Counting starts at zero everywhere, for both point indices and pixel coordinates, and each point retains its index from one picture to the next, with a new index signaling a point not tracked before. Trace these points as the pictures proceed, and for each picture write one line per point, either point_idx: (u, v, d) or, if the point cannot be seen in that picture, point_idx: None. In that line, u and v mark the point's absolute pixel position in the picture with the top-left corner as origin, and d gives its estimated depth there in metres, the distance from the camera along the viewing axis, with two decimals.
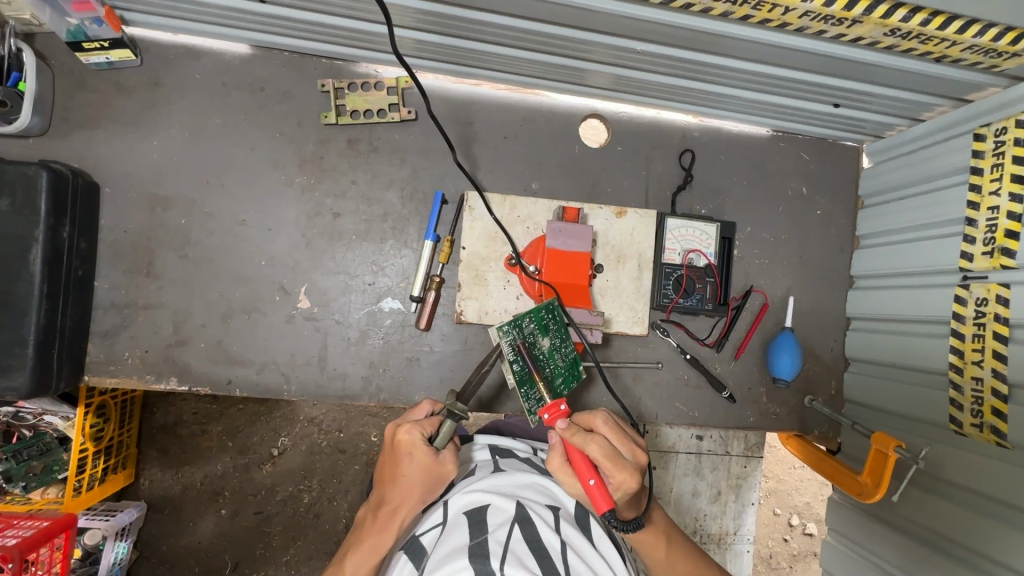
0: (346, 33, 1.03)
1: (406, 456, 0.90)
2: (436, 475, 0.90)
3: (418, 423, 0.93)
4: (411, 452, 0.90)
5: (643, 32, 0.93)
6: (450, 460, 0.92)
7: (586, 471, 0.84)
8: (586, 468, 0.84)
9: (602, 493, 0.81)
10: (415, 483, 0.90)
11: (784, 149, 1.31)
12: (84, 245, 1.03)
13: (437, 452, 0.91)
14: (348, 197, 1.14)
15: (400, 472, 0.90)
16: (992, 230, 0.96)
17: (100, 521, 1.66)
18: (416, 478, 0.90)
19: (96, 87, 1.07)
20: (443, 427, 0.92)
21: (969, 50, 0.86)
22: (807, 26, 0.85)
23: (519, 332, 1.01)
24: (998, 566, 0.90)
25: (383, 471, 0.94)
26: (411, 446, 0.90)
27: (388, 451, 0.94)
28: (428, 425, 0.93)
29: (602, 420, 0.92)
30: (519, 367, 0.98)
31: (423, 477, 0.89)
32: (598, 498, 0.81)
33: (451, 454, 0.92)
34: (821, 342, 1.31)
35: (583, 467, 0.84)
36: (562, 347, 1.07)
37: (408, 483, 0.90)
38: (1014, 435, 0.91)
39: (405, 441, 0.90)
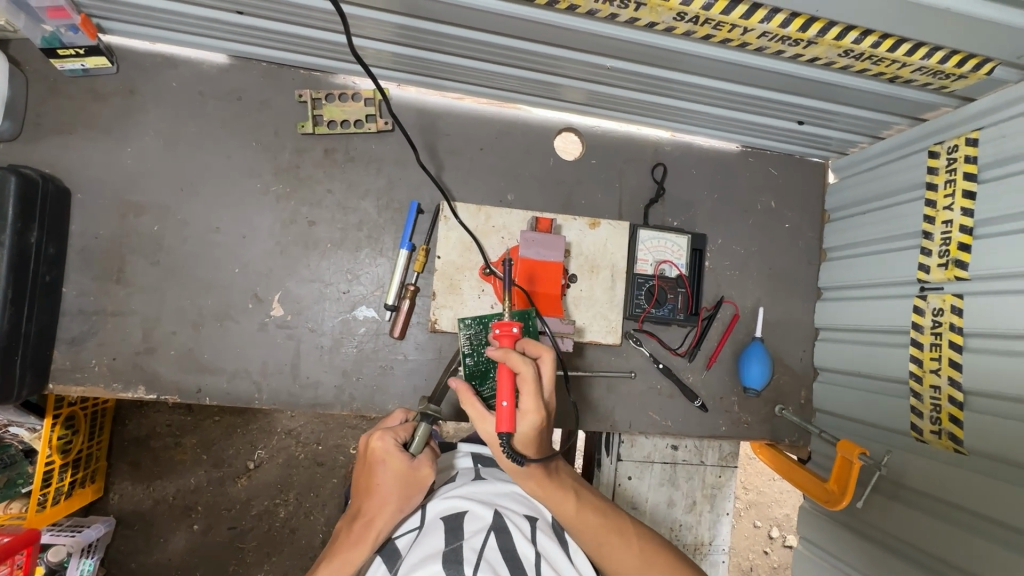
0: (322, 46, 1.04)
1: (380, 464, 0.88)
2: (412, 480, 0.88)
3: (391, 430, 0.92)
4: (385, 459, 0.88)
5: (611, 49, 0.96)
6: (425, 464, 0.90)
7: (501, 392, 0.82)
8: (508, 389, 0.82)
9: (506, 418, 0.81)
10: (391, 491, 0.87)
11: (753, 164, 1.35)
12: (53, 251, 1.02)
13: (413, 458, 0.90)
14: (324, 206, 1.15)
15: (375, 481, 0.88)
16: (947, 243, 1.00)
17: (64, 537, 1.60)
18: (392, 485, 0.87)
19: (71, 93, 1.07)
20: (417, 430, 0.92)
21: (919, 71, 0.91)
22: (765, 46, 0.89)
23: (483, 330, 1.03)
24: (957, 571, 0.92)
25: (357, 485, 0.91)
26: (385, 452, 0.89)
27: (361, 463, 0.92)
28: (401, 431, 0.93)
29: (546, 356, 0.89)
30: (473, 360, 1.02)
31: (397, 483, 0.87)
32: (503, 420, 0.81)
33: (427, 459, 0.91)
34: (790, 352, 1.34)
35: (504, 387, 0.82)
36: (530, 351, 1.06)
37: (384, 492, 0.87)
38: (970, 441, 0.94)
39: (379, 448, 0.89)
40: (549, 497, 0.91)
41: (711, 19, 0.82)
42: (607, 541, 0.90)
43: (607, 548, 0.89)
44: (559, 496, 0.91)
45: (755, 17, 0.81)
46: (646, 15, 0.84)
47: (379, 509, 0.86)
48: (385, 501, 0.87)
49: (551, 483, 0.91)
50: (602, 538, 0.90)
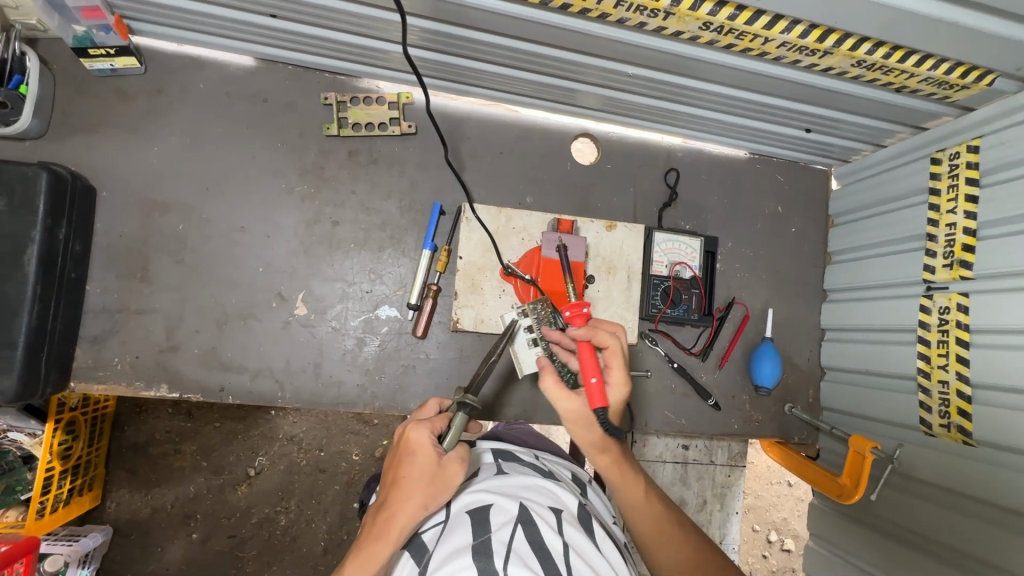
0: (351, 49, 1.07)
1: (411, 456, 0.89)
2: (439, 477, 0.87)
3: (427, 423, 0.93)
4: (417, 451, 0.89)
5: (635, 57, 1.00)
6: (455, 461, 0.89)
7: (589, 370, 0.91)
8: (592, 367, 0.91)
9: (600, 393, 0.89)
10: (417, 483, 0.86)
11: (760, 171, 1.40)
12: (78, 248, 1.02)
13: (443, 454, 0.90)
14: (347, 206, 1.17)
15: (404, 473, 0.88)
16: (951, 244, 1.05)
17: (62, 546, 1.55)
18: (420, 479, 0.86)
19: (98, 92, 1.08)
20: (453, 422, 0.93)
21: (925, 81, 0.96)
22: (783, 56, 0.94)
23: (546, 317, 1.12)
24: (969, 559, 0.95)
25: (386, 478, 0.91)
26: (416, 444, 0.89)
27: (393, 456, 0.92)
28: (435, 425, 0.93)
29: (614, 344, 0.96)
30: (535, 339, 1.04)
31: (425, 478, 0.86)
32: (593, 395, 0.89)
33: (456, 456, 0.90)
34: (798, 352, 1.38)
35: (590, 364, 0.91)
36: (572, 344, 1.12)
37: (411, 483, 0.86)
38: (978, 433, 0.98)
39: (411, 440, 0.89)
40: (615, 481, 0.98)
41: (735, 29, 0.87)
42: (658, 534, 0.96)
43: (657, 540, 0.95)
44: (626, 484, 0.98)
45: (776, 28, 0.86)
46: (673, 24, 0.88)
47: (402, 500, 0.85)
48: (410, 495, 0.85)
49: (622, 470, 0.98)
50: (655, 530, 0.96)
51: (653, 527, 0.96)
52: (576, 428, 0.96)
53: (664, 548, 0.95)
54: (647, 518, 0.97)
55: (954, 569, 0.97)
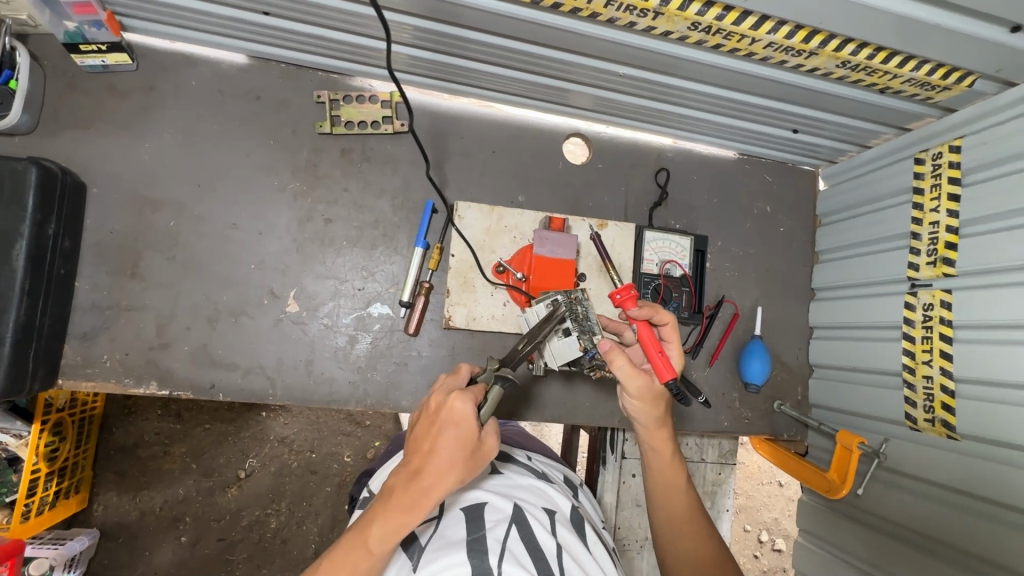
0: (344, 47, 1.07)
1: (454, 427, 0.77)
2: (479, 453, 0.78)
3: (469, 392, 0.81)
4: (461, 423, 0.77)
5: (624, 56, 1.02)
6: (492, 437, 0.81)
7: (656, 343, 0.90)
8: (655, 342, 0.90)
9: (667, 363, 0.88)
10: (459, 456, 0.76)
11: (749, 171, 1.42)
12: (67, 245, 1.01)
13: (482, 429, 0.81)
14: (340, 204, 1.17)
15: (443, 445, 0.76)
16: (934, 243, 1.07)
17: (47, 550, 1.53)
18: (463, 454, 0.76)
19: (89, 89, 1.08)
20: (490, 394, 0.83)
21: (908, 83, 0.98)
22: (770, 56, 0.95)
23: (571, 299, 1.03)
24: (954, 551, 0.97)
25: (413, 444, 0.78)
26: (464, 413, 0.78)
27: (422, 419, 0.80)
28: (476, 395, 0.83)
29: (672, 320, 0.99)
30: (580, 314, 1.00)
31: (466, 453, 0.76)
32: (664, 367, 0.88)
33: (492, 432, 0.82)
34: (786, 350, 1.39)
35: (654, 340, 0.90)
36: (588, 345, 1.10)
37: (452, 455, 0.75)
38: (962, 427, 1.00)
39: (459, 409, 0.78)
40: (660, 464, 0.99)
41: (723, 29, 0.88)
42: (681, 524, 0.98)
43: (676, 534, 0.98)
44: (669, 470, 0.99)
45: (763, 28, 0.88)
46: (662, 24, 0.89)
47: (442, 472, 0.74)
48: (449, 469, 0.75)
49: (673, 457, 0.99)
50: (679, 525, 0.98)
51: (678, 516, 0.98)
52: (642, 405, 0.95)
53: (681, 537, 0.98)
54: (676, 507, 0.98)
55: (940, 562, 0.99)
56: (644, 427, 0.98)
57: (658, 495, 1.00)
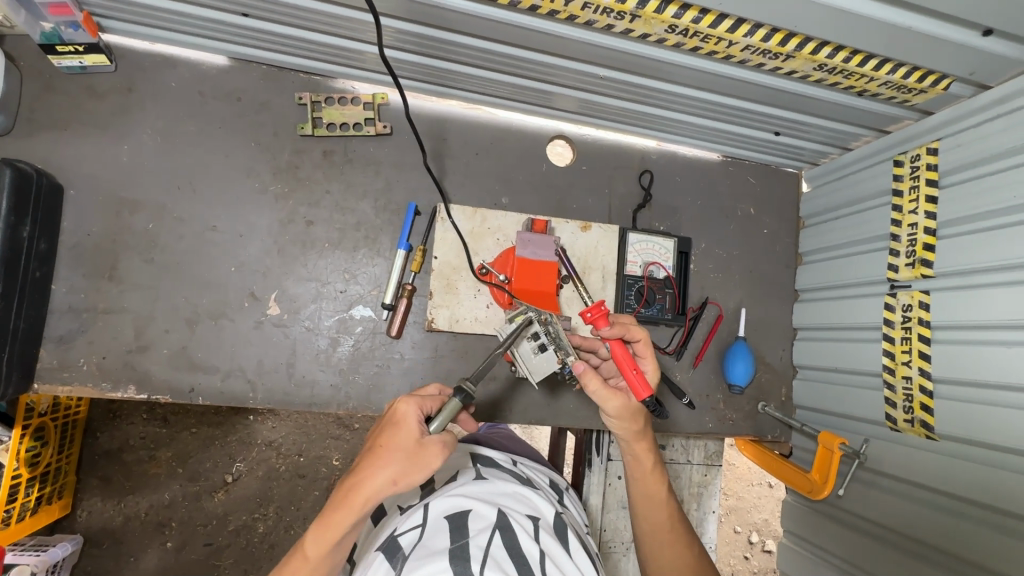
0: (325, 49, 1.07)
1: (392, 427, 0.80)
2: (414, 454, 0.77)
3: (419, 398, 0.85)
4: (398, 423, 0.80)
5: (603, 59, 1.02)
6: (435, 443, 0.80)
7: (631, 360, 0.90)
8: (630, 359, 0.90)
9: (643, 381, 0.88)
10: (390, 455, 0.77)
11: (733, 173, 1.43)
12: (44, 247, 1.00)
13: (426, 435, 0.80)
14: (322, 206, 1.17)
15: (379, 443, 0.79)
16: (912, 244, 1.07)
17: (29, 556, 1.52)
18: (396, 454, 0.77)
19: (67, 90, 1.07)
20: (447, 405, 0.84)
21: (885, 85, 0.99)
22: (748, 59, 0.96)
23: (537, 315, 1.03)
24: (933, 550, 0.98)
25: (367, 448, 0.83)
26: (403, 415, 0.81)
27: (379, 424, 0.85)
28: (429, 402, 0.85)
29: (645, 336, 1.00)
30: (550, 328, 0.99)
31: (398, 451, 0.77)
32: (639, 385, 0.87)
33: (435, 442, 0.80)
34: (771, 351, 1.40)
35: (628, 358, 0.90)
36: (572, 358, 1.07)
37: (382, 453, 0.77)
38: (940, 427, 1.00)
39: (399, 411, 0.81)
40: (641, 475, 0.99)
41: (700, 32, 0.89)
42: (661, 534, 0.99)
43: (652, 541, 0.99)
44: (650, 480, 0.99)
45: (740, 31, 0.88)
46: (640, 27, 0.90)
47: (367, 469, 0.76)
48: (378, 466, 0.76)
49: (654, 468, 0.99)
50: (656, 533, 0.99)
51: (659, 526, 0.99)
52: (620, 423, 0.96)
53: (661, 547, 0.99)
54: (656, 516, 0.99)
55: (921, 562, 0.99)
56: (624, 439, 0.98)
57: (638, 504, 1.01)
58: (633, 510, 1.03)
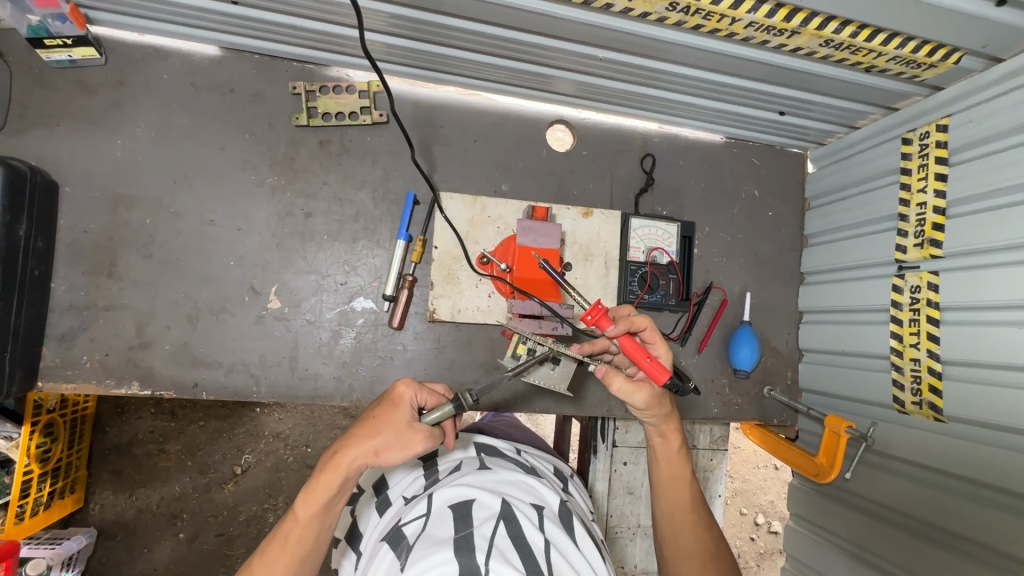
0: (317, 37, 1.05)
1: (387, 404, 0.83)
2: (401, 433, 0.80)
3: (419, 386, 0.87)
4: (394, 401, 0.83)
5: (602, 40, 0.99)
6: (424, 428, 0.81)
7: (641, 349, 0.89)
8: (640, 349, 0.89)
9: (658, 365, 0.87)
10: (376, 429, 0.80)
11: (737, 155, 1.40)
12: (41, 246, 0.99)
13: (415, 419, 0.82)
14: (320, 198, 1.15)
15: (372, 415, 0.82)
16: (921, 224, 1.05)
17: (44, 549, 1.54)
18: (383, 428, 0.80)
19: (57, 85, 1.05)
20: (441, 405, 0.85)
21: (894, 60, 0.96)
22: (751, 36, 0.94)
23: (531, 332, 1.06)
24: (943, 532, 0.97)
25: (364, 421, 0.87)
26: (397, 395, 0.84)
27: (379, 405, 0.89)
28: (425, 390, 0.86)
29: (649, 323, 0.98)
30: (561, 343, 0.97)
31: (388, 427, 0.80)
32: (657, 371, 0.87)
33: (422, 430, 0.80)
34: (776, 335, 1.39)
35: (638, 349, 0.88)
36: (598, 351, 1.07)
37: (369, 426, 0.81)
38: (948, 410, 0.99)
39: (396, 391, 0.84)
40: (667, 455, 1.00)
41: (701, 9, 0.86)
42: (683, 516, 0.99)
43: (675, 523, 0.99)
44: (675, 461, 1.00)
45: (742, 8, 0.86)
46: (639, 6, 0.87)
47: (357, 435, 0.80)
48: (367, 434, 0.80)
49: (679, 449, 1.00)
50: (679, 515, 0.99)
51: (679, 507, 1.00)
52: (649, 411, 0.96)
53: (682, 531, 0.99)
54: (678, 498, 1.00)
55: (930, 544, 0.98)
56: (653, 421, 0.98)
57: (659, 484, 1.01)
58: (653, 491, 1.02)
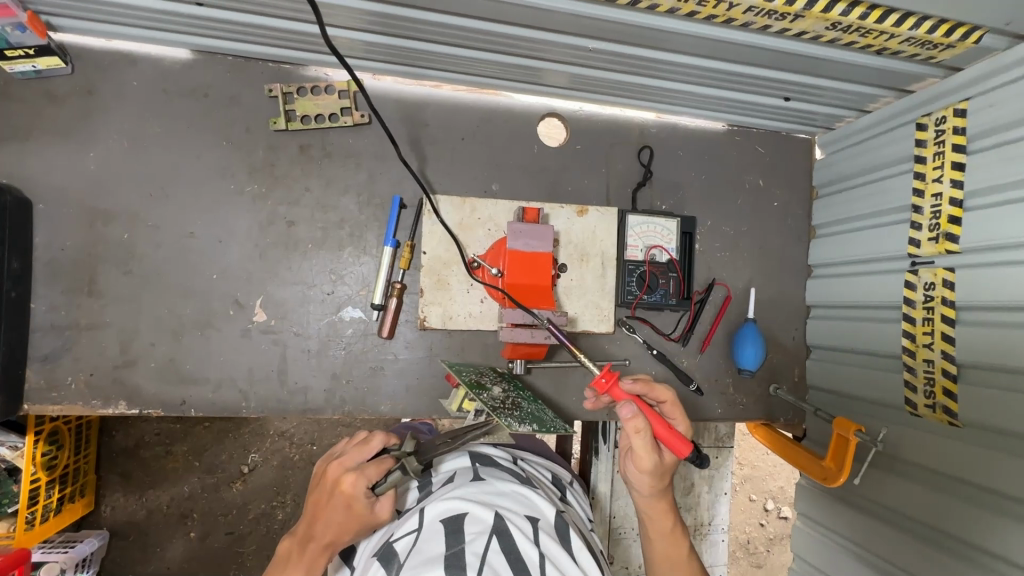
0: (290, 36, 0.99)
1: (342, 504, 0.86)
2: (368, 519, 0.89)
3: (361, 472, 0.88)
4: (348, 501, 0.86)
5: (593, 30, 0.93)
6: (386, 506, 0.91)
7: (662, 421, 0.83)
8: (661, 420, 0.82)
9: (680, 438, 0.81)
10: (347, 528, 0.87)
11: (740, 143, 1.33)
12: (18, 266, 0.97)
13: (376, 499, 0.90)
14: (302, 205, 1.11)
15: (332, 516, 0.87)
16: (937, 216, 0.99)
17: (56, 554, 1.56)
18: (350, 525, 0.87)
19: (24, 96, 1.01)
20: (390, 476, 0.90)
21: (907, 42, 0.89)
22: (751, 21, 0.87)
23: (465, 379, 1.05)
24: (954, 540, 0.93)
25: (312, 506, 0.90)
26: (351, 494, 0.86)
27: (320, 489, 0.90)
28: (375, 472, 0.89)
29: (671, 397, 0.96)
30: (487, 396, 0.98)
31: (353, 521, 0.87)
32: (679, 441, 0.80)
33: (387, 503, 0.90)
34: (783, 331, 1.34)
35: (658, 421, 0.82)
36: (540, 402, 1.05)
37: (338, 527, 0.87)
38: (964, 414, 0.94)
39: (346, 493, 0.86)
40: (659, 533, 0.92)
41: None
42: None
43: None
44: (668, 539, 0.92)
45: None
46: None
47: (328, 534, 0.87)
48: (337, 534, 0.87)
49: (673, 528, 0.92)
50: None
51: None
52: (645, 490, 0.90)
53: None
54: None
55: (940, 552, 0.95)
56: (642, 498, 0.92)
57: (655, 565, 0.93)
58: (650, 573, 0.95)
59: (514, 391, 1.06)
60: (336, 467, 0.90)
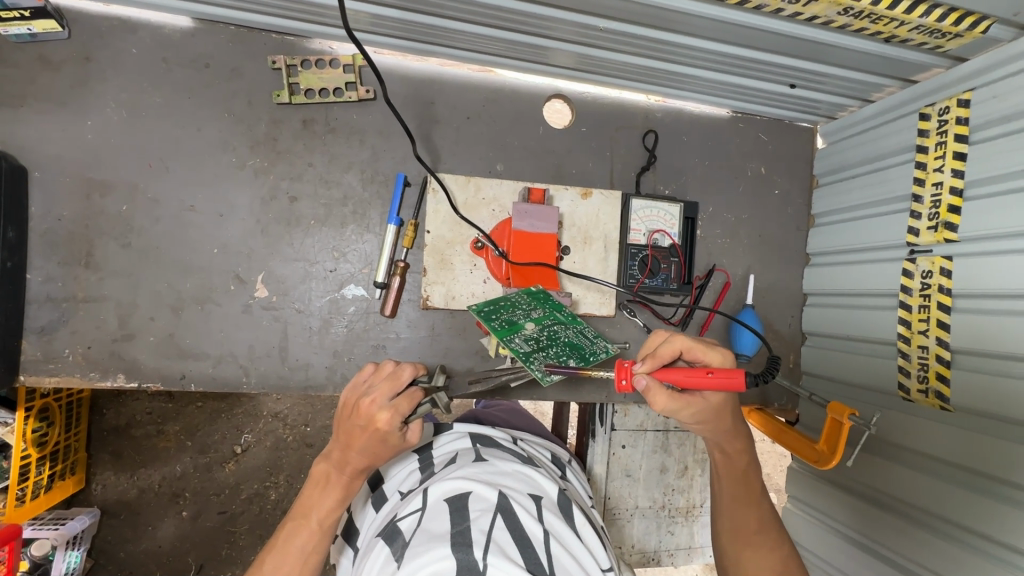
0: (296, 6, 0.97)
1: (380, 437, 0.85)
2: (402, 445, 0.89)
3: (395, 408, 0.85)
4: (386, 435, 0.85)
5: (604, 9, 0.92)
6: (417, 432, 0.90)
7: (695, 373, 0.78)
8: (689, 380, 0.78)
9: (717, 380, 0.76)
10: (382, 454, 0.88)
11: (743, 130, 1.34)
12: (13, 235, 0.95)
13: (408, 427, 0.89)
14: (304, 180, 1.10)
15: (371, 446, 0.86)
16: (936, 206, 1.00)
17: (47, 531, 1.55)
18: (386, 451, 0.88)
19: (18, 61, 0.98)
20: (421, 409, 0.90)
21: (916, 30, 0.90)
22: (765, 4, 0.87)
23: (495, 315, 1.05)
24: (938, 520, 0.96)
25: (345, 436, 0.87)
26: (387, 430, 0.85)
27: (351, 423, 0.87)
28: (407, 407, 0.87)
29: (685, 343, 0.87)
30: (519, 342, 1.00)
31: (391, 448, 0.88)
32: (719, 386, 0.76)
33: (417, 430, 0.90)
34: (779, 318, 1.36)
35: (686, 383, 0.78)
36: (574, 320, 1.10)
37: (373, 455, 0.87)
38: (955, 399, 0.97)
39: (385, 429, 0.84)
40: (729, 470, 0.96)
41: None
42: (747, 538, 0.95)
43: (747, 548, 0.94)
44: (738, 478, 0.96)
45: None
46: None
47: (365, 460, 0.88)
48: (376, 459, 0.88)
49: (743, 471, 0.95)
50: (744, 540, 0.95)
51: (745, 527, 0.95)
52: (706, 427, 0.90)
53: (748, 550, 0.94)
54: (745, 517, 0.95)
55: (926, 531, 0.98)
56: (716, 439, 0.94)
57: (722, 505, 0.98)
58: (715, 509, 1.00)
59: (549, 319, 1.07)
60: (367, 404, 0.85)
